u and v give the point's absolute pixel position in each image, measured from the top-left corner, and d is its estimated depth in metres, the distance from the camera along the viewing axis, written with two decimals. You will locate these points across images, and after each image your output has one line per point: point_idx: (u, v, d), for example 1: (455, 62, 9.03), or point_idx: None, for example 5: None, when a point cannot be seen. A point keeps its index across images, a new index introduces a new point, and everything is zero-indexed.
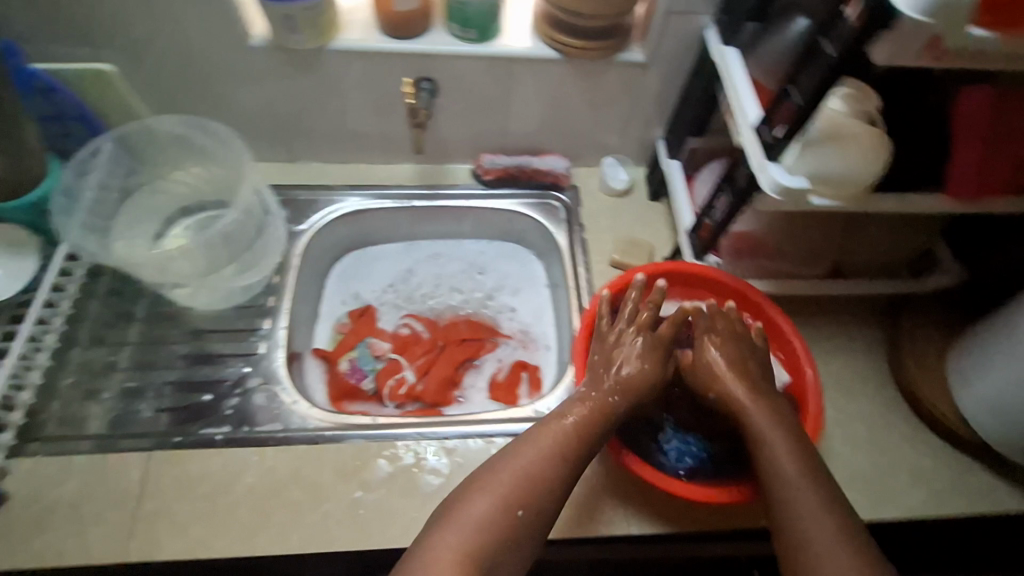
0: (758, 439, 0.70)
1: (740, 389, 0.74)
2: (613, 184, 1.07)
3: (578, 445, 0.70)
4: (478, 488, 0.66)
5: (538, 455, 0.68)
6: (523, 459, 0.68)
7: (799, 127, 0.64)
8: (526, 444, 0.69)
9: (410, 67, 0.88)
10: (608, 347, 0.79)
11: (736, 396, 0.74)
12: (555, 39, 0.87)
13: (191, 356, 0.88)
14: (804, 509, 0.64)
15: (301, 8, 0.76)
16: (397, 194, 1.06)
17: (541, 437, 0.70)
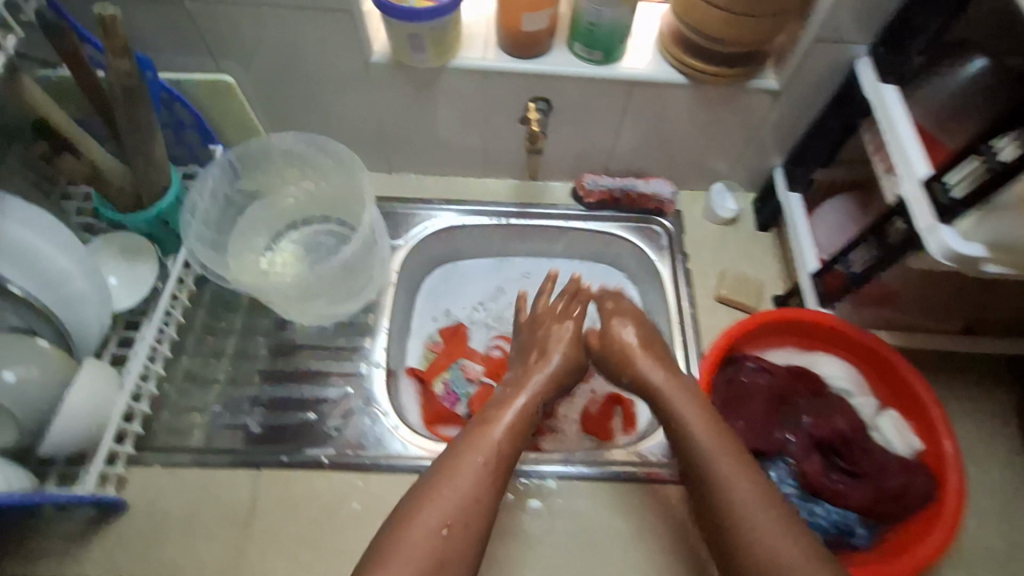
0: (714, 449, 0.66)
1: (680, 393, 0.72)
2: (721, 212, 1.01)
3: (513, 443, 0.70)
4: (422, 504, 0.63)
5: (475, 470, 0.66)
6: (478, 454, 0.67)
7: (987, 193, 0.57)
8: (480, 434, 0.69)
9: (526, 88, 0.85)
10: (537, 336, 0.83)
11: (675, 405, 0.71)
12: (686, 62, 0.80)
13: (292, 372, 0.88)
14: (754, 527, 0.60)
15: (430, 28, 0.73)
16: (495, 210, 1.03)
17: (487, 430, 0.70)
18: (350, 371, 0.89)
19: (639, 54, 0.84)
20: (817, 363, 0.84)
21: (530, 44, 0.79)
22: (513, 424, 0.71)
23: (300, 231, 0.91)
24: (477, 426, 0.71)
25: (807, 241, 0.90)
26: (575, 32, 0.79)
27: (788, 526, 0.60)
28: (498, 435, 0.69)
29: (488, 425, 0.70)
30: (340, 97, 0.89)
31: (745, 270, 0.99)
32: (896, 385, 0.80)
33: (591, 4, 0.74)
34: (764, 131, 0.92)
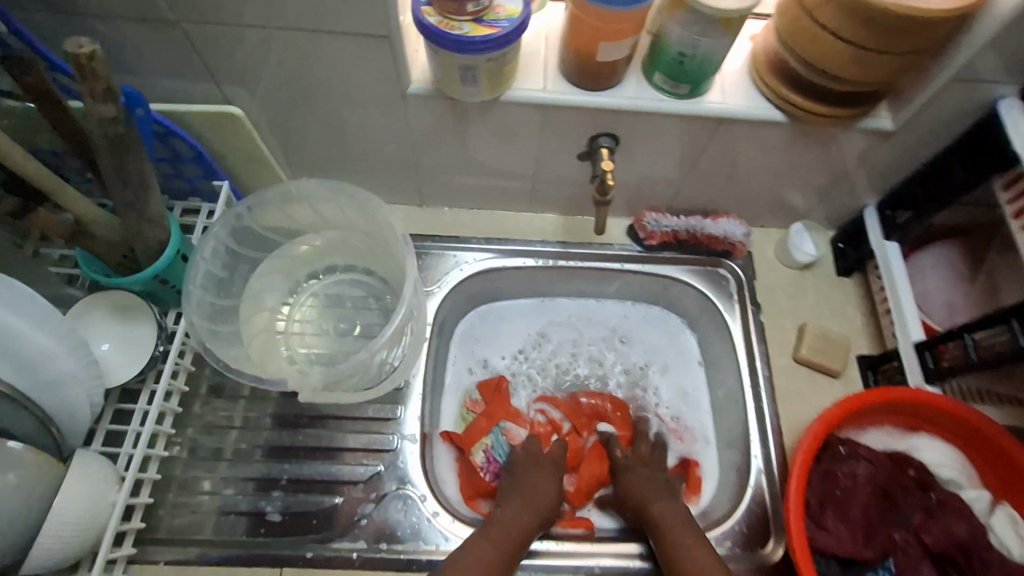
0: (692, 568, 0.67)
1: (669, 510, 0.73)
2: (800, 256, 0.89)
3: (512, 554, 0.69)
4: None
5: (482, 566, 0.66)
6: (479, 560, 0.66)
7: None
8: (485, 538, 0.69)
9: (591, 123, 0.72)
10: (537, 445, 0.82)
11: (664, 514, 0.72)
12: (786, 97, 0.67)
13: (314, 446, 0.78)
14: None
15: (487, 58, 0.60)
16: (541, 251, 0.90)
17: (490, 535, 0.70)
18: (380, 445, 0.78)
19: (729, 85, 0.70)
20: (921, 450, 0.72)
21: (600, 75, 0.66)
22: (519, 528, 0.71)
23: (323, 279, 0.80)
24: (487, 532, 0.70)
25: (909, 302, 0.78)
26: (655, 60, 0.66)
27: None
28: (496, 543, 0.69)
29: (496, 527, 0.71)
30: (368, 129, 0.76)
31: (826, 325, 0.87)
32: (1015, 480, 0.69)
33: (683, 31, 0.61)
34: (861, 172, 0.79)
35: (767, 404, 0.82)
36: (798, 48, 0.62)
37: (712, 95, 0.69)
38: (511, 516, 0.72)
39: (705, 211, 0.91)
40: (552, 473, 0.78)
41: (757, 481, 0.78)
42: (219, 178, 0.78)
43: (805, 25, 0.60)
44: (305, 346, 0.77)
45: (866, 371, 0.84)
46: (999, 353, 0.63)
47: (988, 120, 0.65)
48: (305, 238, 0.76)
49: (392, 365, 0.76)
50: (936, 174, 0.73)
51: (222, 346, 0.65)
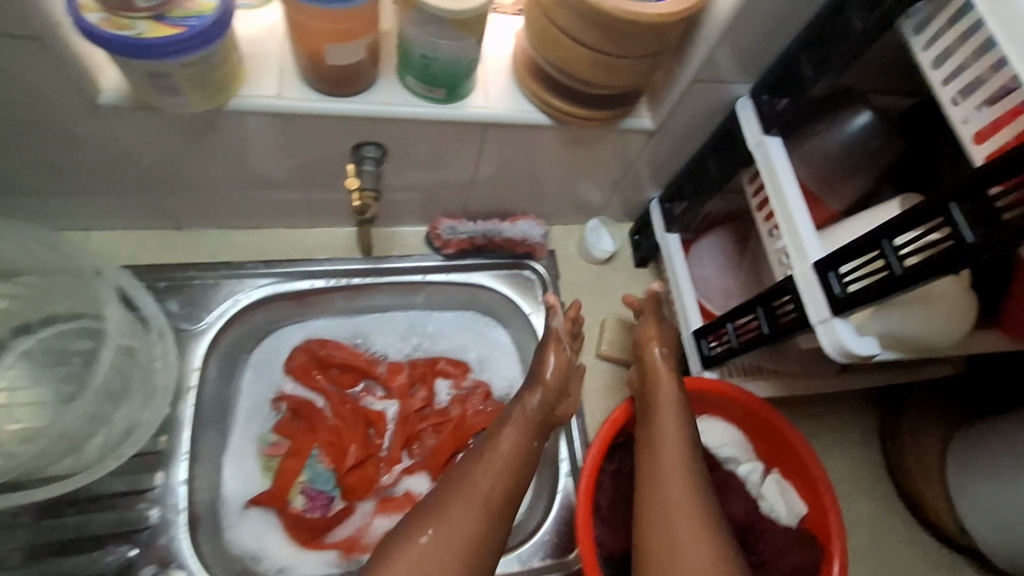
0: (671, 472, 0.60)
1: (674, 390, 0.67)
2: (597, 252, 0.90)
3: (523, 440, 0.65)
4: (484, 512, 0.58)
5: (501, 476, 0.61)
6: (497, 456, 0.62)
7: (877, 298, 0.50)
8: (504, 427, 0.65)
9: (348, 133, 0.65)
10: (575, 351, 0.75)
11: (666, 396, 0.66)
12: (544, 100, 0.65)
13: (45, 541, 0.64)
14: (687, 558, 0.54)
15: (178, 64, 0.49)
16: (331, 270, 0.81)
17: (512, 425, 0.65)
18: (137, 523, 0.66)
19: (491, 87, 0.66)
20: (704, 433, 0.76)
21: (344, 77, 0.58)
22: (530, 420, 0.67)
23: (39, 334, 0.65)
24: (507, 423, 0.66)
25: (687, 285, 0.82)
26: (404, 62, 0.60)
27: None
28: (513, 430, 0.65)
29: (516, 414, 0.66)
30: (72, 146, 0.62)
31: (624, 317, 0.89)
32: (783, 452, 0.75)
33: (418, 32, 0.56)
34: (637, 168, 0.81)
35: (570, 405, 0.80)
36: (542, 49, 0.60)
37: (474, 98, 0.65)
38: (517, 409, 0.67)
39: (504, 213, 0.89)
40: (558, 364, 0.70)
41: (565, 487, 0.76)
42: None
43: (544, 24, 0.57)
44: (17, 421, 0.61)
45: None
46: (751, 339, 0.67)
47: (731, 118, 0.68)
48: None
49: (128, 427, 0.65)
50: (695, 170, 0.77)
51: None
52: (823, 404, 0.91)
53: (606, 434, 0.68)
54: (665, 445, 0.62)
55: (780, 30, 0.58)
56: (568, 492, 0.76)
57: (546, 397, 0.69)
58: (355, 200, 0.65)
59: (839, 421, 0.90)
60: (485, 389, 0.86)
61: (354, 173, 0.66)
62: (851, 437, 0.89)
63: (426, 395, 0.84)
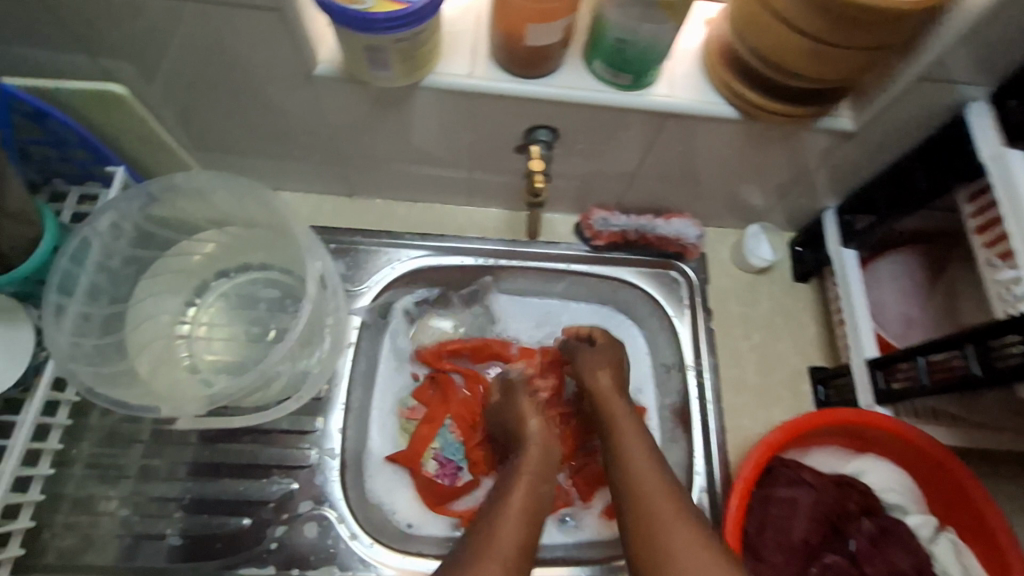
0: (647, 488, 0.59)
1: (626, 413, 0.68)
2: (755, 260, 0.84)
3: (534, 491, 0.62)
4: (513, 516, 0.58)
5: (528, 489, 0.62)
6: (523, 489, 0.62)
7: None
8: (516, 483, 0.62)
9: (527, 115, 0.65)
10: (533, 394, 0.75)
11: (621, 413, 0.68)
12: (737, 92, 0.60)
13: (222, 462, 0.71)
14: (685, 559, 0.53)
15: (395, 38, 0.52)
16: (482, 249, 0.83)
17: (517, 483, 0.62)
18: (297, 461, 0.72)
19: (678, 76, 0.63)
20: (867, 473, 0.68)
21: (534, 60, 0.58)
22: (534, 463, 0.65)
23: (234, 278, 0.73)
24: (518, 481, 0.63)
25: (863, 309, 0.73)
26: (595, 45, 0.59)
27: (729, 567, 0.52)
28: (521, 489, 0.61)
29: (520, 472, 0.64)
30: (283, 113, 0.68)
31: (777, 333, 0.83)
32: (958, 510, 0.66)
33: (620, 14, 0.54)
34: (816, 175, 0.74)
35: (712, 414, 0.77)
36: (748, 37, 0.56)
37: (659, 87, 0.62)
38: (531, 456, 0.66)
39: (658, 210, 0.85)
40: (531, 411, 0.71)
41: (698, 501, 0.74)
42: (112, 162, 0.69)
43: (757, 11, 0.53)
44: (212, 352, 0.69)
45: (815, 385, 0.80)
46: (947, 379, 0.59)
47: (953, 125, 0.59)
48: (206, 235, 0.69)
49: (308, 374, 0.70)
50: (893, 180, 0.68)
51: (82, 373, 0.57)
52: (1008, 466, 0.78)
53: (759, 458, 0.64)
54: (630, 452, 0.63)
55: None
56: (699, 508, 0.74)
57: (539, 442, 0.68)
58: (539, 179, 0.63)
59: None
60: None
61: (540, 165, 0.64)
62: None
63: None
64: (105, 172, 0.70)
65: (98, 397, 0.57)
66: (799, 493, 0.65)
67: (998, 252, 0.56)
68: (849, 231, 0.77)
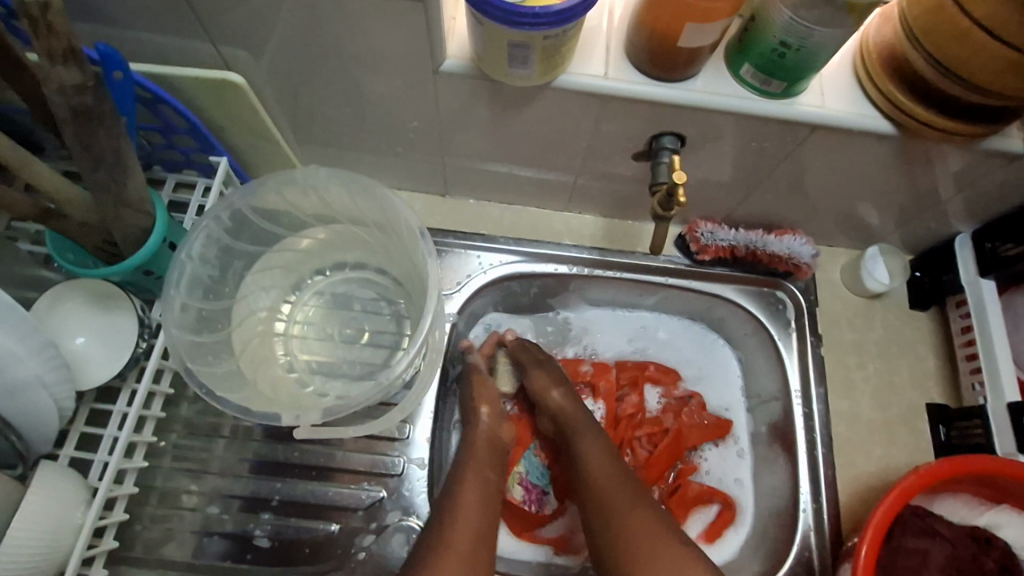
0: (607, 478, 0.63)
1: (569, 405, 0.71)
2: (871, 284, 0.78)
3: (487, 475, 0.65)
4: (462, 513, 0.60)
5: (479, 487, 0.63)
6: (469, 493, 0.62)
7: None
8: (465, 472, 0.64)
9: (654, 120, 0.60)
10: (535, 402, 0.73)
11: (580, 419, 0.70)
12: (901, 107, 0.55)
13: (308, 465, 0.69)
14: (649, 552, 0.56)
15: (543, 36, 0.48)
16: (577, 257, 0.79)
17: (469, 470, 0.64)
18: (384, 468, 0.69)
19: (830, 85, 0.58)
20: (1004, 527, 0.62)
21: (680, 62, 0.54)
22: (480, 458, 0.66)
23: (330, 276, 0.70)
24: (470, 470, 0.65)
25: (1002, 348, 0.68)
26: (748, 48, 0.54)
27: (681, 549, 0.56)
28: (476, 477, 0.64)
29: (468, 457, 0.66)
30: (393, 108, 0.65)
31: (893, 366, 0.77)
32: None
33: (792, 16, 0.49)
34: (959, 198, 0.67)
35: (822, 448, 0.72)
36: (930, 43, 0.51)
37: (808, 96, 0.57)
38: (478, 445, 0.67)
39: (767, 225, 0.80)
40: (489, 402, 0.71)
41: (804, 541, 0.69)
42: (218, 152, 0.67)
43: (951, 15, 0.48)
44: (307, 352, 0.67)
45: (936, 425, 0.73)
46: None
47: None
48: (311, 231, 0.67)
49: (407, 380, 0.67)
50: None
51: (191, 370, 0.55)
52: None
53: (893, 504, 0.58)
54: (591, 455, 0.66)
55: None
56: (805, 547, 0.69)
57: (489, 431, 0.69)
58: (681, 193, 0.57)
59: None
60: (700, 404, 0.80)
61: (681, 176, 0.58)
62: None
63: (638, 400, 0.80)
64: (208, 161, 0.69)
65: (222, 402, 0.54)
66: (931, 547, 0.59)
67: None
68: (990, 260, 0.70)
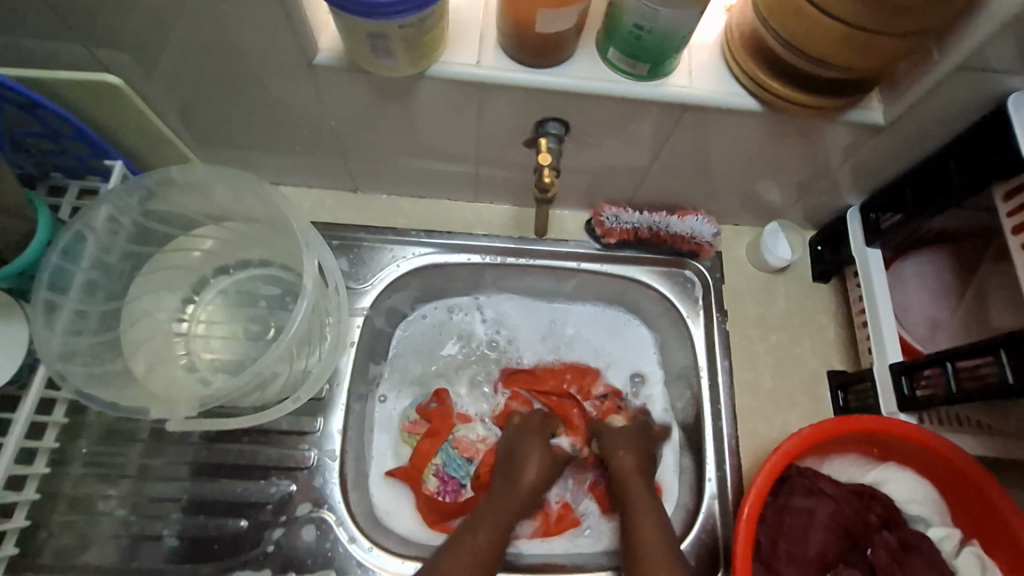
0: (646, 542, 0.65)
1: (628, 463, 0.72)
2: (772, 259, 0.81)
3: (505, 530, 0.67)
4: (476, 530, 0.66)
5: (506, 508, 0.68)
6: (491, 516, 0.67)
7: None
8: (480, 521, 0.66)
9: (536, 107, 0.62)
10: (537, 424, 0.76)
11: (625, 467, 0.72)
12: (758, 83, 0.57)
13: (220, 463, 0.69)
14: None
15: (399, 26, 0.49)
16: (488, 246, 0.80)
17: (484, 522, 0.66)
18: (297, 462, 0.70)
19: (697, 66, 0.60)
20: (888, 484, 0.66)
21: (547, 49, 0.56)
22: (521, 493, 0.70)
23: (233, 275, 0.70)
24: (503, 497, 0.69)
25: (887, 312, 0.70)
26: (610, 33, 0.56)
27: None
28: (493, 529, 0.66)
29: (491, 511, 0.67)
30: (282, 105, 0.66)
31: (795, 336, 0.80)
32: (985, 522, 0.64)
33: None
34: (840, 170, 0.70)
35: (726, 419, 0.74)
36: (777, 24, 0.52)
37: (677, 77, 0.59)
38: (506, 501, 0.69)
39: (672, 206, 0.82)
40: (537, 461, 0.72)
41: (709, 509, 0.71)
42: (112, 157, 0.67)
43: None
44: (211, 351, 0.68)
45: (835, 391, 0.77)
46: (982, 389, 0.56)
47: (992, 117, 0.56)
48: (203, 231, 0.67)
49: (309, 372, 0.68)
50: (925, 175, 0.64)
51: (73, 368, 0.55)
52: None
53: (775, 467, 0.61)
54: (638, 510, 0.68)
55: None
56: (711, 515, 0.71)
57: (526, 494, 0.70)
58: (547, 174, 0.60)
59: None
60: (616, 392, 0.82)
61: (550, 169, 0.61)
62: None
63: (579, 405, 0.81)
64: (104, 166, 0.68)
65: (89, 398, 0.55)
66: (817, 505, 0.62)
67: None
68: (872, 229, 0.73)
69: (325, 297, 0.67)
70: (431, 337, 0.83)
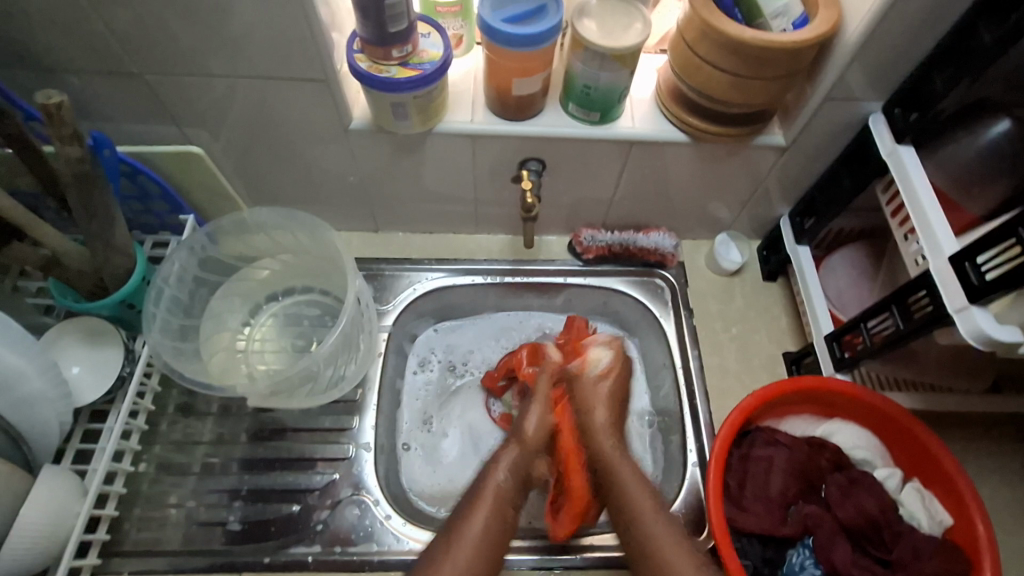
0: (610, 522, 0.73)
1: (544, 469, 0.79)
2: (725, 264, 0.97)
3: (500, 518, 0.71)
4: (460, 521, 0.70)
5: (490, 512, 0.71)
6: (471, 523, 0.70)
7: (1007, 287, 0.53)
8: (474, 503, 0.72)
9: (518, 151, 0.80)
10: (521, 415, 0.82)
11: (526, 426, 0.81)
12: (683, 120, 0.76)
13: (273, 458, 0.82)
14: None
15: (414, 96, 0.68)
16: (488, 268, 0.96)
17: (480, 504, 0.72)
18: (338, 454, 0.83)
19: (639, 112, 0.79)
20: (835, 434, 0.78)
21: (520, 106, 0.75)
22: (495, 495, 0.73)
23: (282, 301, 0.87)
24: (478, 492, 0.73)
25: (819, 296, 0.85)
26: (568, 92, 0.75)
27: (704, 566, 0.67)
28: (482, 512, 0.71)
29: (485, 486, 0.74)
30: (319, 163, 0.84)
31: (751, 326, 0.94)
32: (922, 461, 0.75)
33: (585, 66, 0.70)
34: (767, 185, 0.87)
35: (699, 397, 0.87)
36: (686, 77, 0.71)
37: (623, 121, 0.78)
38: (481, 508, 0.71)
39: (638, 226, 0.99)
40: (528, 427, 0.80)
41: (692, 475, 0.83)
42: (185, 212, 0.84)
43: (689, 56, 0.69)
44: (264, 363, 0.82)
45: (790, 366, 0.91)
46: (884, 339, 0.70)
47: (864, 131, 0.74)
48: (261, 263, 0.84)
49: (349, 374, 0.82)
50: (828, 182, 0.81)
51: (166, 365, 0.70)
52: (979, 427, 0.84)
53: (736, 419, 0.73)
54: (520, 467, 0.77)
55: (912, 47, 0.64)
56: (694, 481, 0.83)
57: (516, 461, 0.77)
58: (530, 197, 0.80)
59: (999, 450, 0.83)
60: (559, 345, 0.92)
61: (530, 186, 0.81)
62: (1015, 469, 0.82)
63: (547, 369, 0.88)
64: (178, 220, 0.86)
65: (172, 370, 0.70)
66: (770, 457, 0.75)
67: (908, 227, 0.68)
68: (800, 231, 0.89)
69: (360, 312, 0.79)
70: (443, 349, 0.97)
